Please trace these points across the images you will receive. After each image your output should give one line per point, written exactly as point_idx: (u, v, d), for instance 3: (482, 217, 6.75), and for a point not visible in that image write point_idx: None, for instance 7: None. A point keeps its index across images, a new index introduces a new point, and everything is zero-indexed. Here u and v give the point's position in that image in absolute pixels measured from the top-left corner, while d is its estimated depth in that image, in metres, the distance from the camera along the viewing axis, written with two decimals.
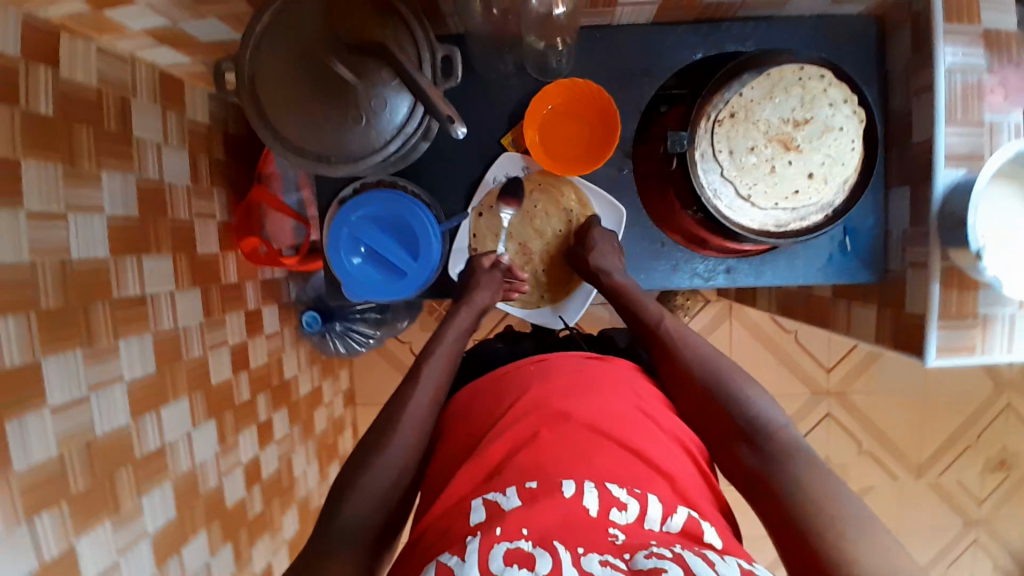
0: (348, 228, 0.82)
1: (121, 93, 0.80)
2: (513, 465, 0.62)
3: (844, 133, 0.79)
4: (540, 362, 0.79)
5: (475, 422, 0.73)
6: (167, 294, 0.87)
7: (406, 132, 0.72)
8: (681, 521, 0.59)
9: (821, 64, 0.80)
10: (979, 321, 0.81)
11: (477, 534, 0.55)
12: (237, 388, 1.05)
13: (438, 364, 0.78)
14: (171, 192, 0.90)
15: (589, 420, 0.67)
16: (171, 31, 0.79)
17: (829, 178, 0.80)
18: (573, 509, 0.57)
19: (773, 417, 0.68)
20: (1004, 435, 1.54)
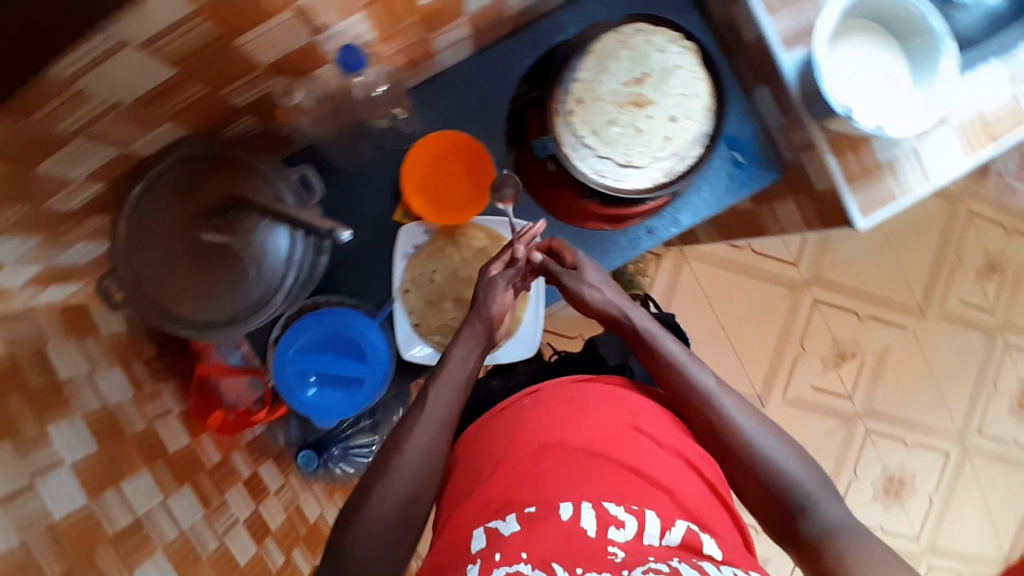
0: (290, 365, 0.82)
1: (33, 343, 0.71)
2: (514, 497, 0.65)
3: (684, 69, 0.82)
4: (533, 393, 0.79)
5: (474, 460, 0.73)
6: (160, 506, 0.82)
7: (298, 260, 0.74)
8: (679, 533, 0.63)
9: (632, 20, 0.84)
10: (885, 170, 0.85)
11: (478, 561, 0.60)
12: (268, 555, 1.00)
13: (442, 396, 0.75)
14: (121, 412, 0.82)
15: (589, 445, 0.69)
16: (52, 263, 0.73)
17: (691, 112, 0.82)
18: (574, 533, 0.60)
19: (794, 471, 0.71)
20: (980, 240, 1.57)
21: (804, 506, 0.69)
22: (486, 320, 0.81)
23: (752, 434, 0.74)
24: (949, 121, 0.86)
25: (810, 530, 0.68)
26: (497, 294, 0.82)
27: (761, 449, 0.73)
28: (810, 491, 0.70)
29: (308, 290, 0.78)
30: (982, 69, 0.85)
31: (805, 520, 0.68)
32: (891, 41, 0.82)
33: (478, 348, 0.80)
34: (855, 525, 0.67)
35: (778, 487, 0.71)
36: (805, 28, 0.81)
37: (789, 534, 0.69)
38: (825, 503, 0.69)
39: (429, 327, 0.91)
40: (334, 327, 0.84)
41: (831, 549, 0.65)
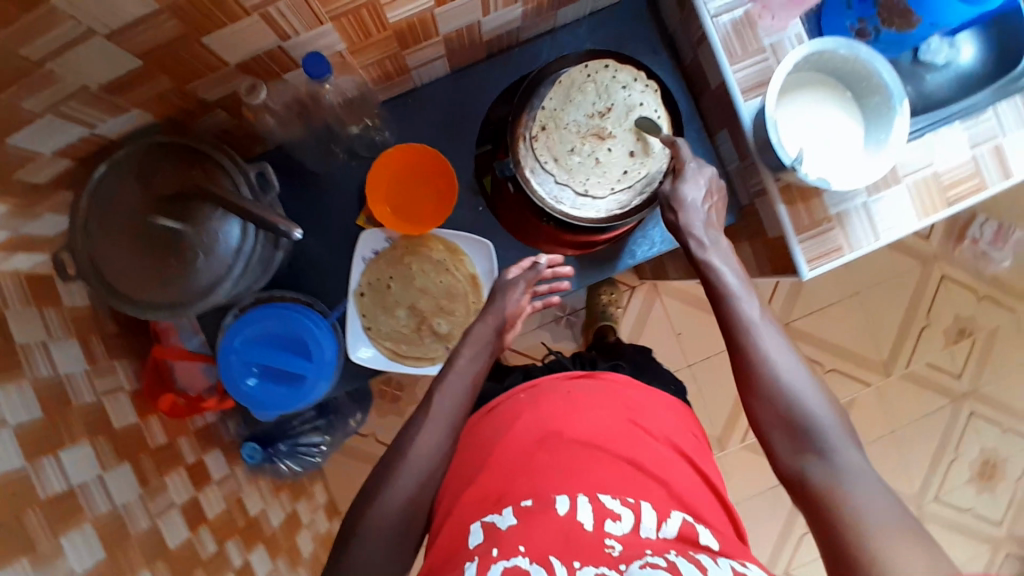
0: (235, 355, 0.84)
1: None
2: (512, 491, 0.70)
3: (645, 106, 0.86)
4: (530, 389, 0.87)
5: (479, 453, 0.79)
6: (96, 479, 0.83)
7: (246, 252, 0.76)
8: (675, 526, 0.68)
9: (601, 56, 0.88)
10: (834, 223, 0.87)
11: (476, 558, 0.63)
12: (200, 542, 1.01)
13: (454, 386, 0.81)
14: (70, 382, 0.85)
15: (583, 439, 0.76)
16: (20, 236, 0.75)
17: (650, 148, 0.86)
18: (571, 524, 0.64)
19: (808, 401, 0.69)
20: (951, 304, 1.58)
21: (821, 449, 0.66)
22: (501, 317, 0.87)
23: (772, 366, 0.72)
24: (908, 178, 0.89)
25: (817, 477, 0.65)
26: (511, 296, 0.87)
27: (792, 382, 0.71)
28: (829, 434, 0.67)
29: (264, 278, 0.82)
30: (946, 128, 0.89)
31: (817, 464, 0.66)
32: (846, 93, 0.86)
33: (488, 348, 0.85)
34: (867, 474, 0.63)
35: (799, 425, 0.68)
36: (759, 80, 0.87)
37: (799, 485, 0.67)
38: (845, 449, 0.66)
39: (379, 331, 0.94)
40: (284, 323, 0.86)
41: (835, 498, 0.62)
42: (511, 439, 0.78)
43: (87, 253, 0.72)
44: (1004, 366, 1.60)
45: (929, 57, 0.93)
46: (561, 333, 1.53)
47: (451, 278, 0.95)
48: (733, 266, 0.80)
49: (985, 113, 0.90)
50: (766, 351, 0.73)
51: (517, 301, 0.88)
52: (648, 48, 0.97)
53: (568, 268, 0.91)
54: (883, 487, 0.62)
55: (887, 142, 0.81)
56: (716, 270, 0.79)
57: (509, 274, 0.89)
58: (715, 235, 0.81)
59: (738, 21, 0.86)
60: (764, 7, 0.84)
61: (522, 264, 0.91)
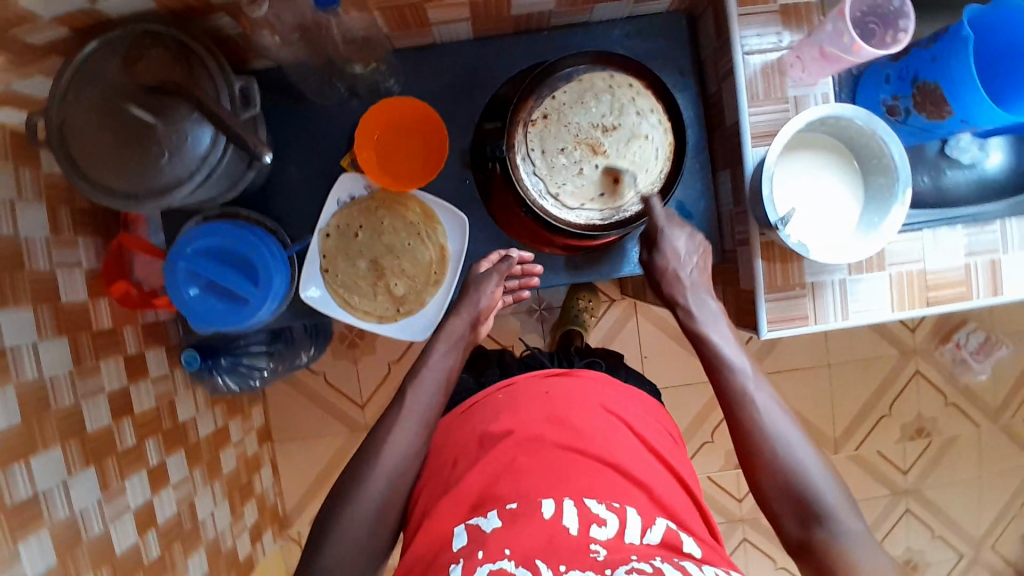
0: (183, 262, 0.84)
1: None
2: (494, 494, 0.70)
3: (650, 140, 0.86)
4: (507, 387, 0.84)
5: (457, 446, 0.79)
6: (29, 346, 0.86)
7: (211, 162, 0.74)
8: (659, 533, 0.68)
9: (628, 73, 0.86)
10: (807, 289, 0.86)
11: (460, 560, 0.64)
12: (120, 434, 1.02)
13: (427, 381, 0.84)
14: (28, 247, 0.88)
15: (564, 442, 0.75)
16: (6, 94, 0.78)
17: (633, 180, 0.86)
18: (556, 530, 0.65)
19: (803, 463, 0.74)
20: (917, 402, 1.57)
21: (822, 518, 0.72)
22: (475, 311, 0.90)
23: (778, 442, 0.76)
24: (892, 267, 0.88)
25: (820, 544, 0.71)
26: (485, 289, 0.91)
27: (796, 457, 0.75)
28: (829, 504, 0.72)
29: (230, 191, 0.85)
30: (945, 230, 0.88)
31: (822, 533, 0.71)
32: (853, 164, 0.85)
33: (462, 341, 0.89)
34: (867, 544, 0.70)
35: (804, 498, 0.73)
36: (774, 129, 0.85)
37: (805, 548, 0.72)
38: (844, 517, 0.71)
39: (336, 277, 0.93)
40: (239, 243, 0.86)
41: (842, 568, 0.69)
42: (489, 435, 0.77)
43: (62, 123, 0.72)
44: (952, 475, 1.59)
45: (955, 153, 0.90)
46: (530, 326, 1.52)
47: (418, 243, 0.94)
48: (724, 336, 0.84)
49: (993, 224, 0.88)
50: (771, 429, 0.77)
51: (491, 295, 0.91)
52: (675, 69, 0.95)
53: (537, 265, 0.95)
54: (876, 551, 0.70)
55: (880, 227, 0.80)
56: (714, 341, 0.84)
57: (481, 267, 0.93)
58: (701, 293, 0.87)
59: (770, 65, 0.84)
60: (798, 58, 0.83)
61: (492, 257, 0.94)
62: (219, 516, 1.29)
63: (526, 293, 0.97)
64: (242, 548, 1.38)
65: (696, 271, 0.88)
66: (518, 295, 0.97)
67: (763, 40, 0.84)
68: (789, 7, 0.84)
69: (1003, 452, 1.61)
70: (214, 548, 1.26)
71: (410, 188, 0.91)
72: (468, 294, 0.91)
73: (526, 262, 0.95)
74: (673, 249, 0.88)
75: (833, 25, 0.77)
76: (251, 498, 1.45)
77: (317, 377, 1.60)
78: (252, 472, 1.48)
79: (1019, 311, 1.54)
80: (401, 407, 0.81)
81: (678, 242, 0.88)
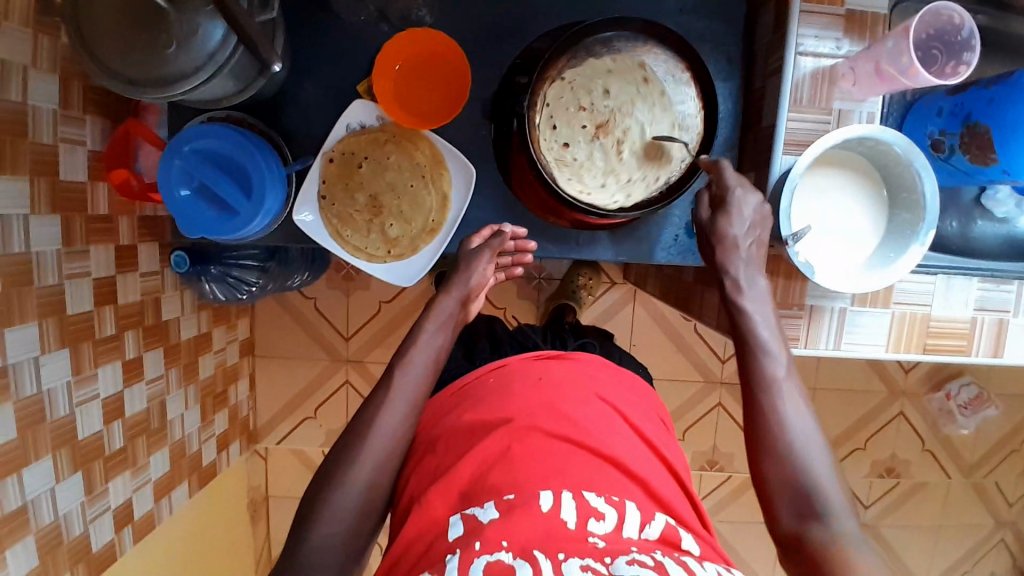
0: (178, 159, 0.81)
1: None
2: (488, 484, 0.68)
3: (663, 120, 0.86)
4: (499, 369, 0.84)
5: (450, 428, 0.77)
6: (20, 218, 0.85)
7: (218, 61, 0.72)
8: (658, 528, 0.66)
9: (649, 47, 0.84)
10: (805, 312, 0.84)
11: (457, 551, 0.61)
12: (100, 322, 1.02)
13: (420, 355, 0.79)
14: (33, 116, 0.86)
15: (558, 430, 0.72)
16: None
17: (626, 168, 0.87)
18: (553, 521, 0.62)
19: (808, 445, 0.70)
20: (894, 442, 1.55)
21: (823, 516, 0.67)
22: (467, 289, 0.84)
23: (795, 436, 0.70)
24: (897, 306, 0.85)
25: (818, 542, 0.66)
26: (476, 267, 0.85)
27: (809, 453, 0.70)
28: (831, 501, 0.67)
29: (237, 95, 0.82)
30: (960, 279, 0.85)
31: (820, 530, 0.66)
32: (881, 192, 0.80)
33: (451, 321, 0.82)
34: (862, 542, 0.66)
35: (807, 493, 0.68)
36: (809, 140, 0.81)
37: (795, 544, 0.67)
38: (844, 516, 0.67)
39: (332, 206, 0.91)
40: (238, 150, 0.83)
41: (841, 567, 0.63)
42: (483, 421, 0.74)
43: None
44: (911, 519, 1.59)
45: (991, 204, 0.86)
46: (526, 293, 1.51)
47: (419, 186, 0.91)
48: (767, 317, 0.74)
49: (1010, 283, 0.85)
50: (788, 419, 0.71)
51: (483, 272, 0.85)
52: (722, 55, 0.90)
53: (531, 244, 0.90)
54: (874, 553, 0.65)
55: (893, 263, 0.77)
56: (751, 314, 0.74)
57: (473, 243, 0.87)
58: (753, 270, 0.75)
59: (821, 71, 0.80)
60: (852, 69, 0.78)
61: (483, 233, 0.88)
62: (189, 418, 1.31)
63: (519, 270, 0.93)
64: (207, 454, 1.41)
65: (756, 245, 0.75)
66: (510, 272, 0.92)
67: (820, 43, 0.79)
68: (854, 12, 0.79)
69: (969, 507, 1.60)
70: (178, 448, 1.29)
71: (428, 127, 0.88)
72: (459, 271, 0.85)
73: (520, 238, 0.90)
74: (742, 210, 0.75)
75: (895, 42, 0.72)
76: (223, 408, 1.47)
77: (307, 302, 1.60)
78: (228, 383, 1.49)
79: (1018, 373, 1.51)
80: (390, 387, 0.76)
81: (746, 208, 0.75)
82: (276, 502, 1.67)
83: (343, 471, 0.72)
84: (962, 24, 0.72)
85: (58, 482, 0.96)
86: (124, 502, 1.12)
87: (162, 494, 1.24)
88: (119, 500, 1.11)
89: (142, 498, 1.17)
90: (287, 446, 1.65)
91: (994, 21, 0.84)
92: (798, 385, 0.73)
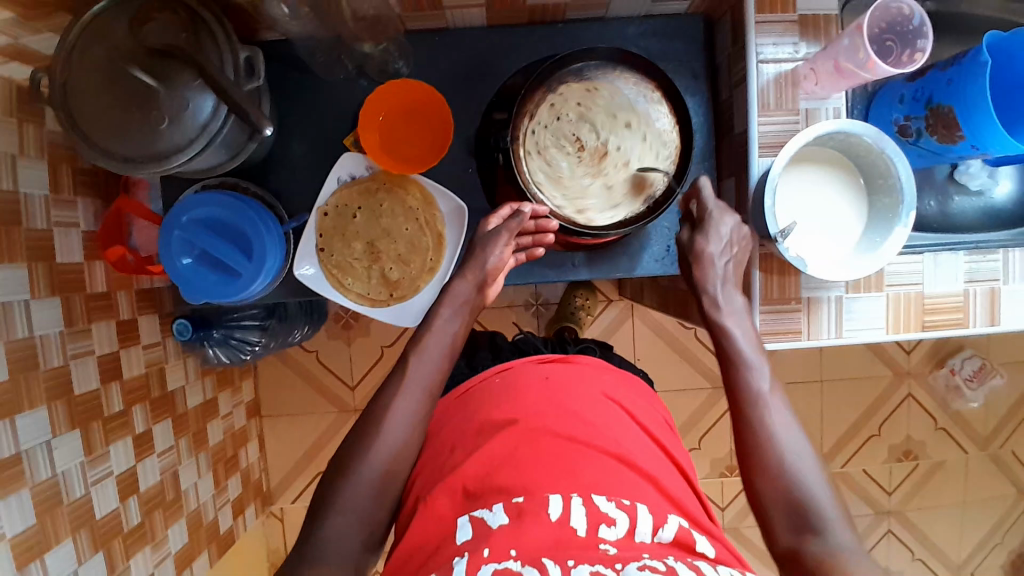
0: (178, 230, 0.83)
1: None
2: (495, 486, 0.68)
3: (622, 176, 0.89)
4: (505, 370, 0.84)
5: (454, 434, 0.78)
6: (21, 303, 0.86)
7: (211, 130, 0.74)
8: (671, 531, 0.66)
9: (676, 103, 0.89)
10: (802, 305, 0.86)
11: (465, 555, 0.63)
12: (107, 399, 1.02)
13: (430, 352, 0.82)
14: (25, 203, 0.88)
15: (567, 432, 0.73)
16: (15, 46, 0.81)
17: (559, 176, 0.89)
18: (563, 527, 0.63)
19: (795, 452, 0.73)
20: (906, 424, 1.56)
21: (818, 530, 0.68)
22: (482, 272, 0.88)
23: (786, 455, 0.72)
24: (891, 288, 0.87)
25: (812, 556, 0.66)
26: (493, 248, 0.88)
27: (800, 466, 0.72)
28: (828, 517, 0.68)
29: (231, 161, 0.85)
30: (946, 255, 0.87)
31: (815, 544, 0.67)
32: (858, 181, 0.84)
33: (466, 306, 0.86)
34: (858, 556, 0.65)
35: (799, 505, 0.70)
36: (783, 139, 0.84)
37: (791, 559, 0.68)
38: (840, 531, 0.68)
39: (331, 256, 0.93)
40: (237, 216, 0.86)
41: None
42: (490, 423, 0.75)
43: (64, 85, 0.72)
44: (935, 500, 1.59)
45: (965, 178, 0.89)
46: (526, 321, 1.52)
47: (415, 230, 0.94)
48: (747, 332, 0.80)
49: (996, 252, 0.88)
50: (777, 434, 0.74)
51: (498, 256, 0.88)
52: (689, 71, 0.94)
53: (553, 222, 0.87)
54: (876, 569, 0.64)
55: (880, 247, 0.80)
56: (730, 329, 0.80)
57: (491, 224, 0.89)
58: (731, 289, 0.82)
59: (783, 75, 0.83)
60: (813, 70, 0.82)
61: (503, 212, 0.89)
62: (203, 487, 1.30)
63: (540, 249, 0.92)
64: (224, 521, 1.39)
65: (731, 264, 0.82)
66: (531, 252, 0.92)
67: (780, 49, 0.83)
68: (807, 17, 0.83)
69: (990, 479, 1.60)
70: (195, 518, 1.27)
71: (411, 172, 0.91)
72: (475, 254, 0.88)
73: (541, 217, 0.87)
74: (717, 232, 0.82)
75: (850, 39, 0.75)
76: (236, 472, 1.46)
77: (310, 356, 1.61)
78: (238, 446, 1.48)
79: (1016, 340, 1.54)
80: (405, 373, 0.79)
81: (724, 229, 0.82)
82: None
83: (371, 515, 0.72)
84: (911, 13, 0.76)
85: (79, 566, 0.94)
86: None
87: (183, 567, 1.21)
88: None
89: (163, 573, 1.15)
90: (302, 504, 1.63)
91: (940, 11, 0.89)
92: (790, 407, 0.77)
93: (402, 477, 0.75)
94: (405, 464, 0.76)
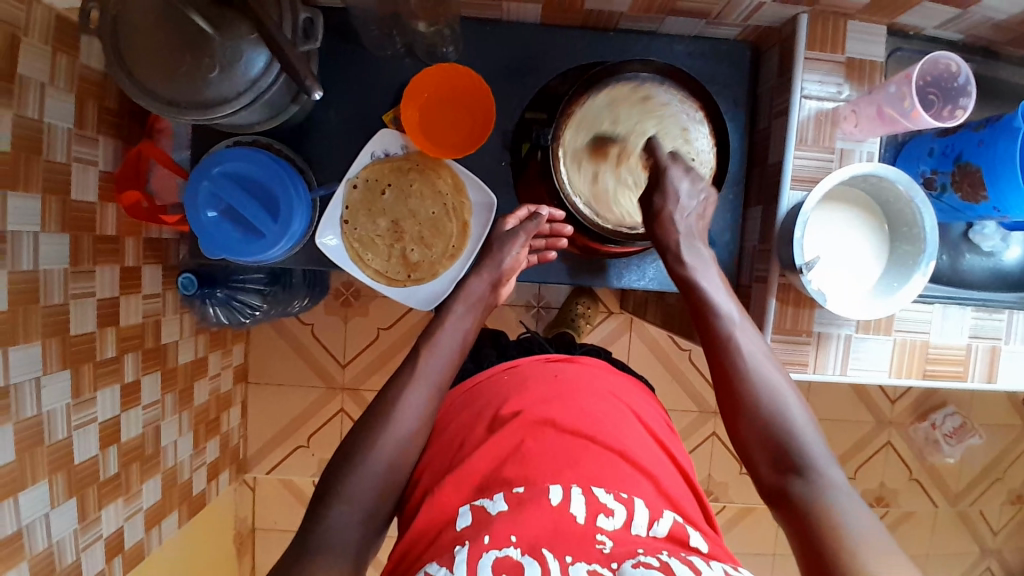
0: (206, 181, 0.83)
1: (11, 30, 0.78)
2: (499, 478, 0.69)
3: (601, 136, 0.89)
4: (509, 368, 0.84)
5: (459, 424, 0.79)
6: (31, 234, 0.84)
7: (260, 86, 0.74)
8: (666, 525, 0.67)
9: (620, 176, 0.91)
10: (813, 338, 0.88)
11: (467, 544, 0.62)
12: (101, 343, 1.00)
13: (443, 345, 0.82)
14: (49, 134, 0.86)
15: (569, 427, 0.73)
16: None
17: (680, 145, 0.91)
18: (562, 517, 0.63)
19: (774, 389, 0.76)
20: (882, 471, 1.59)
21: (802, 470, 0.70)
22: (497, 272, 0.89)
23: (761, 393, 0.76)
24: (898, 334, 0.89)
25: (798, 492, 0.69)
26: (508, 249, 0.90)
27: (777, 397, 0.76)
28: (810, 453, 0.71)
29: (270, 120, 0.85)
30: (955, 308, 0.89)
31: (800, 483, 0.69)
32: (883, 226, 0.86)
33: (479, 303, 0.88)
34: (846, 490, 0.67)
35: (783, 445, 0.73)
36: (815, 175, 0.86)
37: (779, 497, 0.70)
38: (824, 465, 0.71)
39: (354, 230, 0.93)
40: (267, 174, 0.86)
41: (816, 511, 0.66)
42: (495, 418, 0.75)
43: (118, 18, 0.71)
44: (901, 548, 1.62)
45: (978, 238, 0.92)
46: (526, 322, 1.52)
47: (442, 214, 0.94)
48: (716, 283, 0.84)
49: (1002, 312, 0.90)
50: (758, 376, 0.77)
51: (514, 255, 0.90)
52: (729, 96, 0.96)
53: (568, 227, 0.92)
54: (856, 497, 0.67)
55: (897, 292, 0.82)
56: (706, 287, 0.83)
57: (508, 224, 0.91)
58: (695, 241, 0.86)
59: (824, 114, 0.85)
60: (854, 112, 0.84)
61: (519, 214, 0.92)
62: (181, 445, 1.28)
63: (553, 253, 0.95)
64: (197, 482, 1.37)
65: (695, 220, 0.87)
66: (543, 255, 0.95)
67: (823, 88, 0.85)
68: (855, 61, 0.85)
69: (955, 535, 1.63)
70: (170, 476, 1.25)
71: (447, 157, 0.92)
72: (491, 253, 0.90)
73: (557, 220, 0.92)
74: None
75: (897, 86, 0.78)
76: (215, 435, 1.44)
77: (304, 328, 1.60)
78: (220, 409, 1.46)
79: (996, 403, 1.58)
80: (415, 365, 0.80)
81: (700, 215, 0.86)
82: (263, 535, 1.63)
83: (366, 492, 0.72)
84: (958, 71, 0.78)
85: (52, 508, 0.92)
86: (115, 531, 1.08)
87: (151, 526, 1.19)
88: (110, 529, 1.06)
89: (131, 528, 1.12)
90: (275, 476, 1.61)
91: (981, 73, 0.92)
92: (767, 346, 0.80)
93: (401, 457, 0.75)
94: (405, 448, 0.75)
